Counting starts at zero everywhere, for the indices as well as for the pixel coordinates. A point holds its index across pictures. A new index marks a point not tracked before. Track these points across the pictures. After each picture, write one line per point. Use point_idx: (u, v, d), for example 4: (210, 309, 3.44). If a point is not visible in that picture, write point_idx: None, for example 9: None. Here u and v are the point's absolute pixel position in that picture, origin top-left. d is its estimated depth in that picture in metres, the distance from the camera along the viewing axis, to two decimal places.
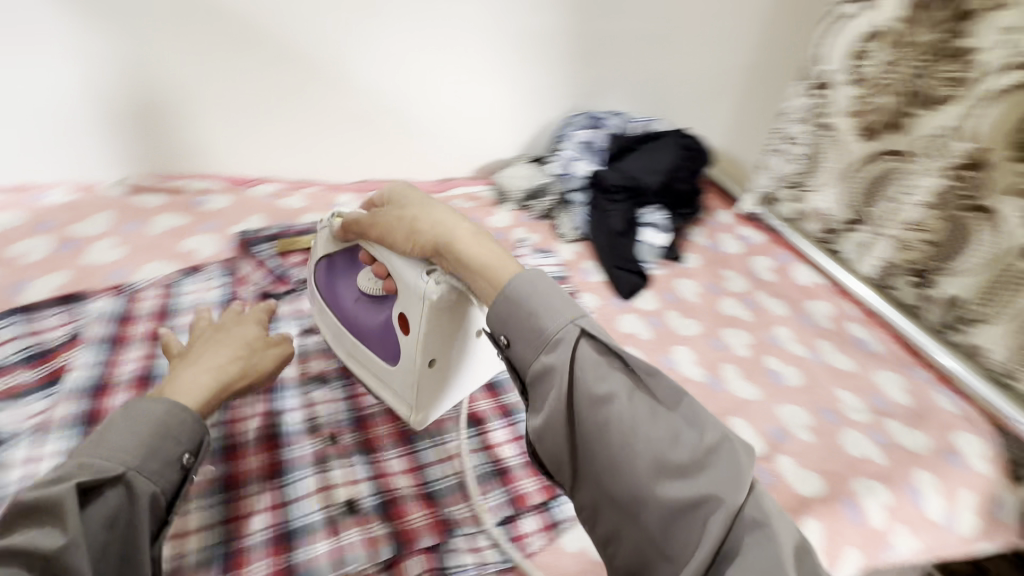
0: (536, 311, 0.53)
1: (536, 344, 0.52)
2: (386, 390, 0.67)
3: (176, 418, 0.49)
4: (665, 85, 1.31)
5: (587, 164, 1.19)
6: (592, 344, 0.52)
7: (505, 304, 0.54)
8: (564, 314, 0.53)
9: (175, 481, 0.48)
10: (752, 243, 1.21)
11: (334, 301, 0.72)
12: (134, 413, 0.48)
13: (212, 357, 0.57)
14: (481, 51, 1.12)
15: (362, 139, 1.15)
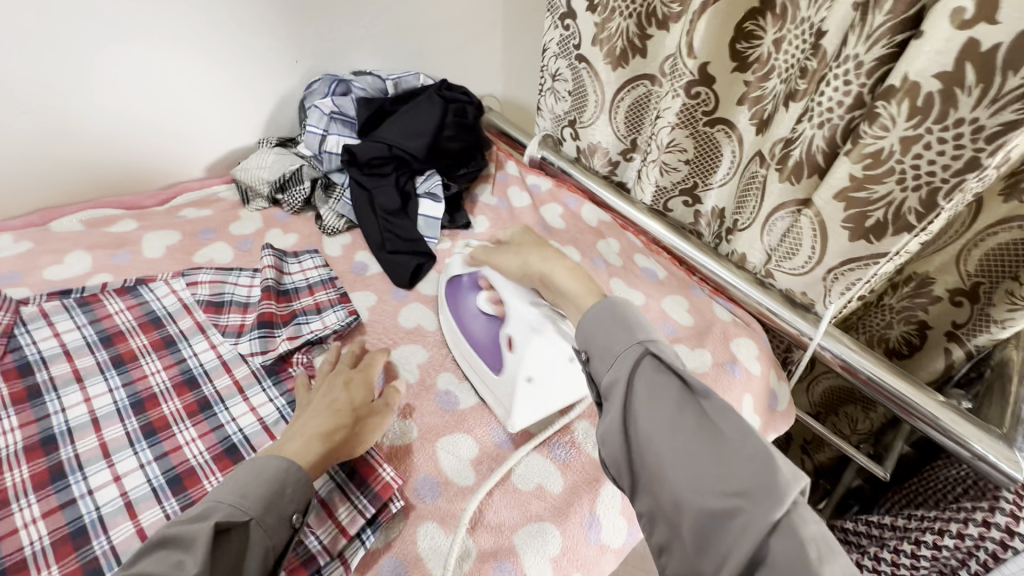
0: (608, 332, 0.53)
1: (605, 359, 0.52)
2: (486, 395, 0.69)
3: (292, 474, 0.49)
4: (416, 32, 1.15)
5: (341, 138, 1.02)
6: (654, 361, 0.50)
7: (587, 329, 0.55)
8: (630, 330, 0.52)
9: (282, 539, 0.48)
10: (540, 192, 1.16)
11: (453, 311, 0.74)
12: (264, 467, 0.49)
13: (312, 420, 0.56)
14: (145, 19, 0.85)
15: (5, 157, 0.85)
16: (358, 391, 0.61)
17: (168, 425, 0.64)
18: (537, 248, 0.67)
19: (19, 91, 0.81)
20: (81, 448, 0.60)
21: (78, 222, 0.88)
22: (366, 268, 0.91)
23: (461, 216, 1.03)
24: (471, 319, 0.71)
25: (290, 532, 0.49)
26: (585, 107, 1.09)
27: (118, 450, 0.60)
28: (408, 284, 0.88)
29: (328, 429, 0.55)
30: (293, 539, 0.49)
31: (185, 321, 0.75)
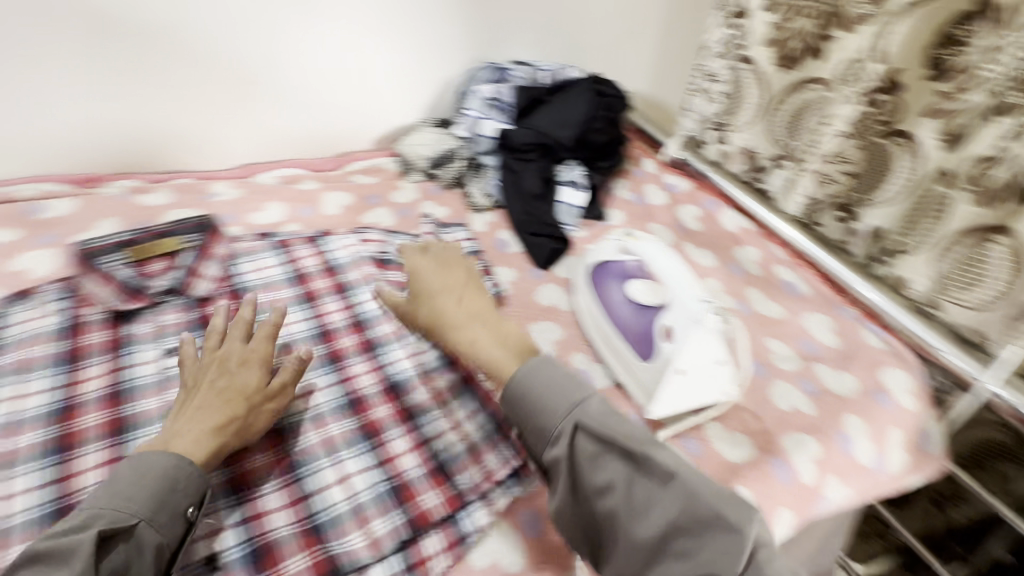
0: (540, 407, 0.54)
1: (542, 439, 0.53)
2: (629, 378, 0.71)
3: (183, 470, 0.50)
4: (576, 28, 1.20)
5: (495, 124, 1.09)
6: (587, 436, 0.51)
7: (511, 405, 0.56)
8: (565, 407, 0.53)
9: (178, 534, 0.49)
10: (677, 192, 1.14)
11: (601, 297, 0.78)
12: (146, 468, 0.50)
13: (204, 411, 0.56)
14: (359, 7, 0.98)
15: (223, 114, 1.00)
16: (248, 376, 0.60)
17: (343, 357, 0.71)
18: (469, 294, 0.67)
19: (250, 58, 0.96)
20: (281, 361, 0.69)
21: (277, 177, 1.03)
22: (507, 246, 0.96)
23: (595, 208, 1.05)
24: (624, 308, 0.74)
25: (184, 527, 0.50)
26: (740, 110, 1.10)
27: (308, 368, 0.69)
28: (545, 266, 0.91)
29: (222, 425, 0.56)
30: (190, 531, 0.51)
31: (358, 271, 0.84)
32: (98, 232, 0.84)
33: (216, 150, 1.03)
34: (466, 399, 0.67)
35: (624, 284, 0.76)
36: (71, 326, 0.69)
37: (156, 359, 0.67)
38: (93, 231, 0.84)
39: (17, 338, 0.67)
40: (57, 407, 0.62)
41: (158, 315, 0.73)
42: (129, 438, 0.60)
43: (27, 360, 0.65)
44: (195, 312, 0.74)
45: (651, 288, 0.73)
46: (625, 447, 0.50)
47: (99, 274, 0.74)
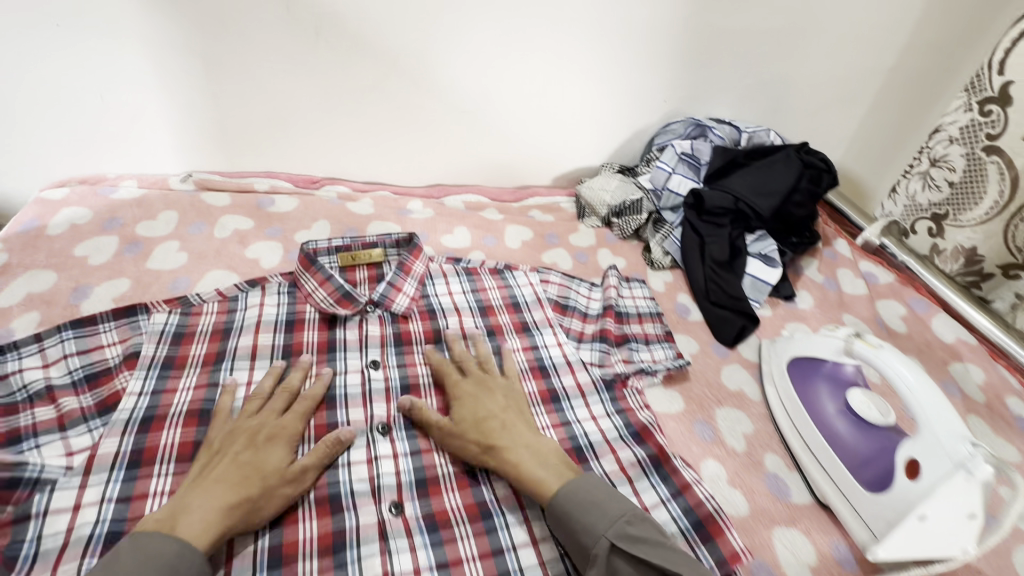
0: (580, 525, 0.53)
1: (582, 558, 0.53)
2: (841, 501, 0.63)
3: (186, 560, 0.47)
4: (785, 91, 1.14)
5: (684, 180, 1.04)
6: (625, 555, 0.51)
7: (554, 523, 0.55)
8: (600, 527, 0.52)
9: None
10: (877, 283, 1.03)
11: (808, 401, 0.71)
12: (153, 554, 0.46)
13: (214, 486, 0.52)
14: (576, 55, 0.98)
15: (427, 139, 1.03)
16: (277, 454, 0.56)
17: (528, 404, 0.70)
18: (509, 415, 0.63)
19: (466, 87, 0.97)
20: None
21: (462, 202, 1.07)
22: (688, 312, 0.92)
23: (785, 286, 0.96)
24: (842, 422, 0.67)
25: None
26: (972, 204, 0.98)
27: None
28: (729, 344, 0.86)
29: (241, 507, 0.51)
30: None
31: (538, 312, 0.82)
32: (317, 232, 0.92)
33: (409, 169, 1.06)
34: (656, 483, 0.62)
35: (840, 393, 0.70)
36: (291, 320, 0.73)
37: (362, 370, 0.69)
38: (312, 230, 0.92)
39: (248, 324, 0.71)
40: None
41: (363, 326, 0.75)
42: (340, 447, 0.61)
43: (256, 347, 0.69)
44: (395, 328, 0.76)
45: (876, 405, 0.67)
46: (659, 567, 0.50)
47: (318, 276, 0.75)
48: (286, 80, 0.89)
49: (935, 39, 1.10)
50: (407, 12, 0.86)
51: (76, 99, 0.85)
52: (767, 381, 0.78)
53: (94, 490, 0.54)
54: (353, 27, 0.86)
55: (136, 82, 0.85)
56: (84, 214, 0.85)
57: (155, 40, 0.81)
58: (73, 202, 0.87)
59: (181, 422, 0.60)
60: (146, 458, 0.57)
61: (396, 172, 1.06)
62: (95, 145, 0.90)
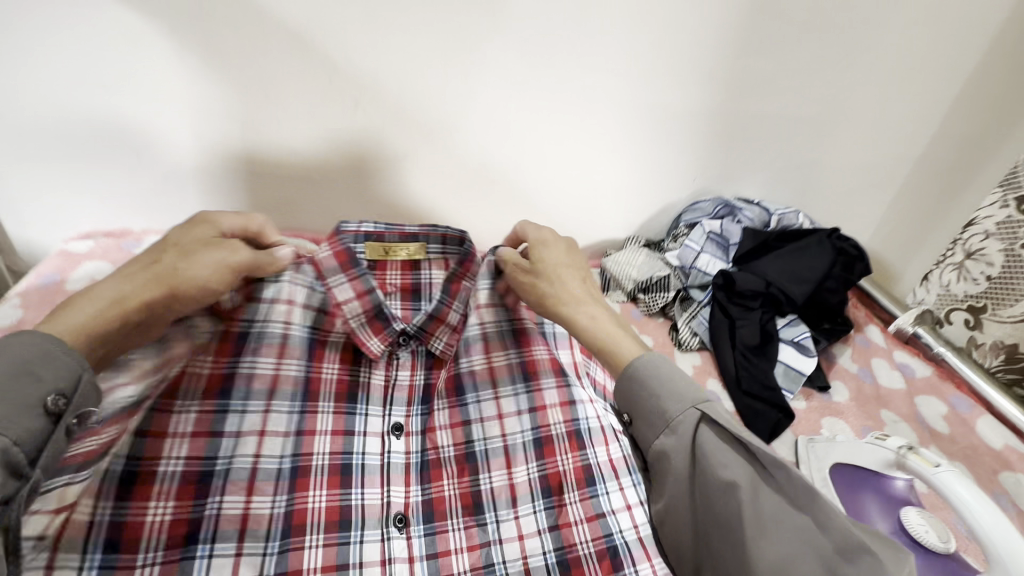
0: (666, 395, 0.58)
1: (661, 423, 0.57)
2: None
3: (48, 348, 0.49)
4: (813, 174, 1.14)
5: (713, 259, 1.02)
6: (715, 433, 0.54)
7: (628, 387, 0.60)
8: (689, 399, 0.57)
9: (34, 425, 0.46)
10: (914, 376, 0.98)
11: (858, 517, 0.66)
12: (2, 353, 0.47)
13: (127, 275, 0.57)
14: (612, 130, 0.98)
15: (454, 208, 1.03)
16: (211, 255, 0.59)
17: (558, 484, 0.67)
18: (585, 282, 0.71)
19: (497, 160, 0.98)
20: (495, 479, 0.67)
21: None
22: (719, 402, 0.88)
23: (820, 376, 0.92)
24: (897, 544, 0.62)
25: (47, 417, 0.48)
26: (1011, 300, 0.94)
27: (524, 501, 0.66)
28: (764, 440, 0.82)
29: (149, 297, 0.56)
30: (57, 425, 0.49)
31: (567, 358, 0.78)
32: None
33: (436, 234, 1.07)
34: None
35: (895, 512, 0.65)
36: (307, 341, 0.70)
37: (382, 436, 0.69)
38: None
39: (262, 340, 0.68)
40: (291, 469, 0.63)
41: (391, 365, 0.74)
42: (353, 539, 0.61)
43: (274, 380, 0.67)
44: (427, 376, 0.75)
45: (939, 528, 0.61)
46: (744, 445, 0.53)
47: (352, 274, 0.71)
48: (321, 147, 0.90)
49: (967, 131, 1.10)
50: (442, 91, 0.87)
51: (110, 158, 0.87)
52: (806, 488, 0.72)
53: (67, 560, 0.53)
54: (389, 102, 0.87)
55: (169, 144, 0.86)
56: (105, 270, 0.86)
57: (191, 104, 0.83)
58: (97, 256, 0.88)
59: (175, 491, 0.58)
60: (125, 535, 0.55)
61: None
62: (125, 201, 0.92)
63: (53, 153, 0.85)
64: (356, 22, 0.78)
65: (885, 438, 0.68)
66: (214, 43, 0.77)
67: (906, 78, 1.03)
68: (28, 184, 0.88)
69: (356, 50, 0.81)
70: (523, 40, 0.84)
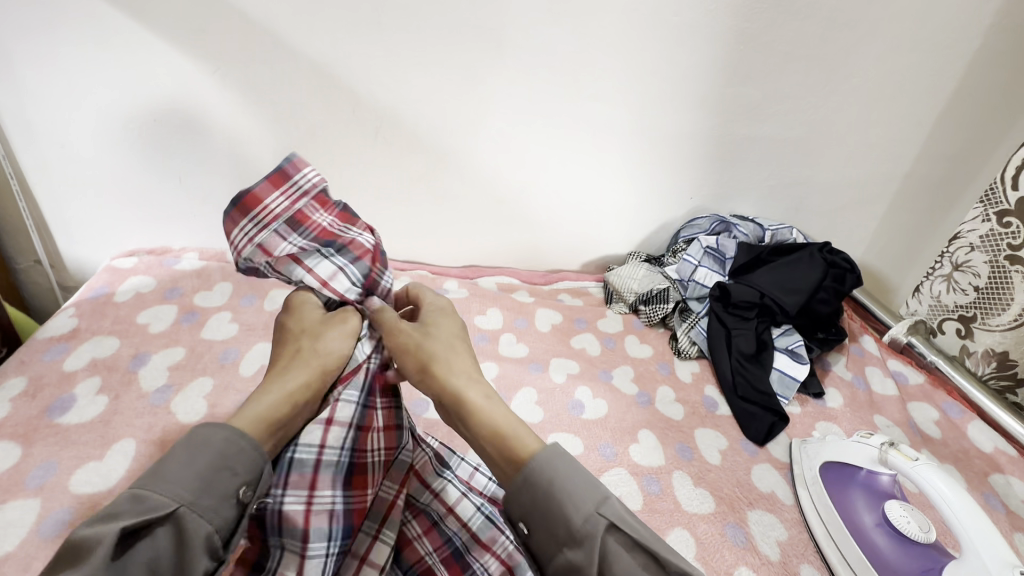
0: (564, 495, 0.46)
1: (552, 536, 0.46)
2: None
3: (237, 447, 0.47)
4: (806, 193, 1.20)
5: (709, 272, 1.07)
6: (617, 535, 0.44)
7: (519, 491, 0.49)
8: (591, 498, 0.46)
9: (229, 518, 0.45)
10: (907, 383, 1.03)
11: (844, 510, 0.71)
12: (202, 444, 0.46)
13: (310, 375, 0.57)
14: (614, 153, 1.05)
15: (466, 225, 1.10)
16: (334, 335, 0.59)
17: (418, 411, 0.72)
18: (458, 347, 0.60)
19: (506, 181, 1.05)
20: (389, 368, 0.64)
21: (496, 283, 1.13)
22: (715, 406, 0.93)
23: (814, 383, 0.97)
24: (881, 535, 0.68)
25: (236, 508, 0.46)
26: (1000, 309, 0.96)
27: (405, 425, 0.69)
28: (758, 440, 0.86)
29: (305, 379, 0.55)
30: (241, 515, 0.47)
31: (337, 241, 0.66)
32: None
33: (451, 251, 1.14)
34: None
35: (877, 504, 0.70)
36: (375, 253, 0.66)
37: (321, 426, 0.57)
38: None
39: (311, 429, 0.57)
40: (348, 464, 0.59)
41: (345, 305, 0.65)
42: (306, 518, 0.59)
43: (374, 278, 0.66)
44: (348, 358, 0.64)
45: (918, 519, 0.66)
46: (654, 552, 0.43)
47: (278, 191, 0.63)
48: (345, 170, 0.98)
49: (952, 150, 1.15)
50: (454, 119, 0.95)
51: (156, 183, 0.96)
52: (799, 485, 0.77)
53: (329, 455, 0.57)
54: (407, 127, 0.95)
55: (207, 168, 0.95)
56: (147, 283, 0.95)
57: (228, 132, 0.92)
58: (140, 271, 0.97)
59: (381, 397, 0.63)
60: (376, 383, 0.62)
61: (435, 253, 1.15)
62: (166, 220, 1.01)
63: (108, 178, 0.95)
64: (381, 58, 0.87)
65: (869, 437, 0.72)
66: (252, 78, 0.86)
67: (891, 103, 1.09)
68: (83, 207, 0.97)
69: (379, 83, 0.90)
70: (528, 71, 0.92)
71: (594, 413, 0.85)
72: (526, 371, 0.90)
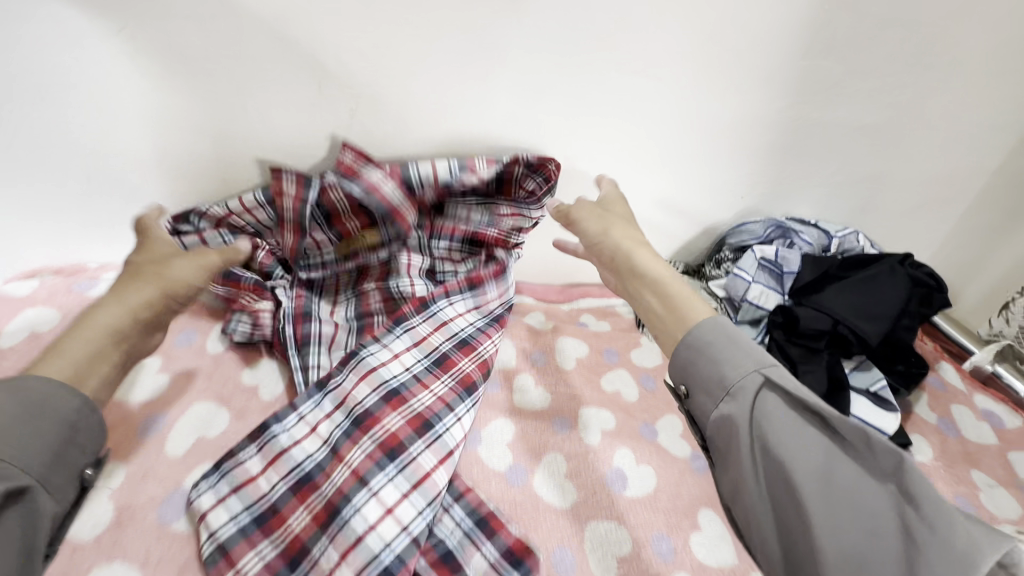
0: (721, 361, 0.52)
1: (714, 394, 0.52)
2: None
3: (84, 419, 0.52)
4: (874, 192, 1.01)
5: (766, 291, 0.89)
6: (775, 390, 0.49)
7: (684, 352, 0.55)
8: (750, 363, 0.51)
9: (72, 496, 0.51)
10: (1004, 428, 0.85)
11: None
12: (49, 410, 0.50)
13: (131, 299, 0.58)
14: (654, 142, 0.83)
15: None
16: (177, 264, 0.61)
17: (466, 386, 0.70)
18: (627, 227, 0.67)
19: None
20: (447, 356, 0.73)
21: None
22: None
23: (899, 432, 0.79)
24: None
25: (77, 484, 0.52)
26: None
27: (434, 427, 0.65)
28: None
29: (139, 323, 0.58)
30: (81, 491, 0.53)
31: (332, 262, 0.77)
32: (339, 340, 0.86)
33: None
34: None
35: None
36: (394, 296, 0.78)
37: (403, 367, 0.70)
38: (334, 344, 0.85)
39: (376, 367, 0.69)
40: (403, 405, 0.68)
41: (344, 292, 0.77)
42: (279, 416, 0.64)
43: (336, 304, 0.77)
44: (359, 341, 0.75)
45: None
46: (814, 408, 0.47)
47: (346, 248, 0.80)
48: (309, 164, 0.76)
49: None
50: (451, 98, 0.72)
51: (61, 186, 0.74)
52: None
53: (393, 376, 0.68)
54: (395, 109, 0.72)
55: (129, 163, 0.73)
56: (50, 317, 0.75)
57: (150, 118, 0.69)
58: (41, 300, 0.77)
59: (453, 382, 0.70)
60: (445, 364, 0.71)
61: None
62: (82, 234, 0.80)
63: None
64: (351, 13, 0.63)
65: None
66: (175, 42, 0.63)
67: (991, 81, 0.88)
68: None
69: (353, 49, 0.66)
70: (553, 36, 0.69)
71: (640, 490, 0.66)
72: (548, 429, 0.71)
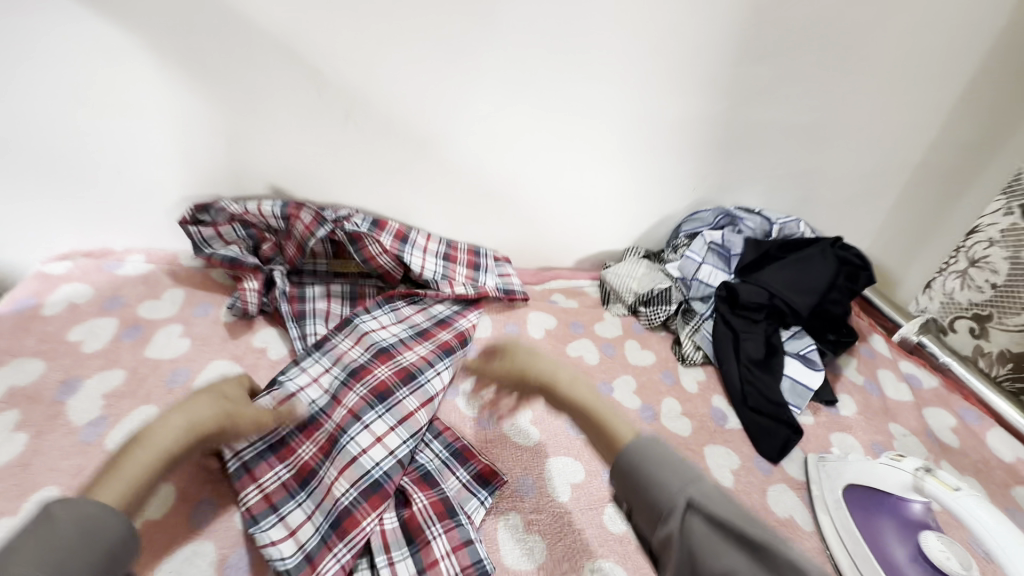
0: (655, 480, 0.51)
1: (654, 517, 0.50)
2: None
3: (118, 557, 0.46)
4: (814, 183, 1.13)
5: (714, 270, 1.00)
6: (701, 514, 0.47)
7: (618, 478, 0.56)
8: (679, 486, 0.49)
9: None
10: (921, 387, 0.97)
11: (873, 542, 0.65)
12: (92, 534, 0.45)
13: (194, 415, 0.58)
14: (613, 139, 0.95)
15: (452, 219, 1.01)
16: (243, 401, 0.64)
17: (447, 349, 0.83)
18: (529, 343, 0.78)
19: (494, 172, 0.95)
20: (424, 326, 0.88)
21: None
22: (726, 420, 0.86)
23: (826, 390, 0.91)
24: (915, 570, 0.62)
25: None
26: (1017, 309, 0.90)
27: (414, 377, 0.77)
28: (773, 458, 0.80)
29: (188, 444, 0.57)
30: None
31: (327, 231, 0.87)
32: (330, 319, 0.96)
33: None
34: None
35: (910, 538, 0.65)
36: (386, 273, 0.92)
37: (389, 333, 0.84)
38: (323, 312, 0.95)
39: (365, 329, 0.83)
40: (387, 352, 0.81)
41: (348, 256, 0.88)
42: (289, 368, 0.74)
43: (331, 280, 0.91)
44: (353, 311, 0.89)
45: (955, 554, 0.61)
46: (735, 528, 0.45)
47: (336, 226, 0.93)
48: (309, 160, 0.88)
49: (974, 134, 1.07)
50: (431, 100, 0.84)
51: (92, 178, 0.85)
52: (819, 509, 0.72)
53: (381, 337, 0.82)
54: (383, 109, 0.83)
55: (152, 158, 0.84)
56: (84, 292, 0.86)
57: (171, 118, 0.80)
58: (76, 277, 0.88)
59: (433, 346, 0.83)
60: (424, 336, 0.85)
61: None
62: (109, 222, 0.90)
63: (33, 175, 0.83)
64: (345, 28, 0.74)
65: (900, 459, 0.68)
66: (194, 52, 0.74)
67: (908, 84, 1.00)
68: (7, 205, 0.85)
69: (346, 58, 0.77)
70: (518, 46, 0.80)
71: None
72: None
